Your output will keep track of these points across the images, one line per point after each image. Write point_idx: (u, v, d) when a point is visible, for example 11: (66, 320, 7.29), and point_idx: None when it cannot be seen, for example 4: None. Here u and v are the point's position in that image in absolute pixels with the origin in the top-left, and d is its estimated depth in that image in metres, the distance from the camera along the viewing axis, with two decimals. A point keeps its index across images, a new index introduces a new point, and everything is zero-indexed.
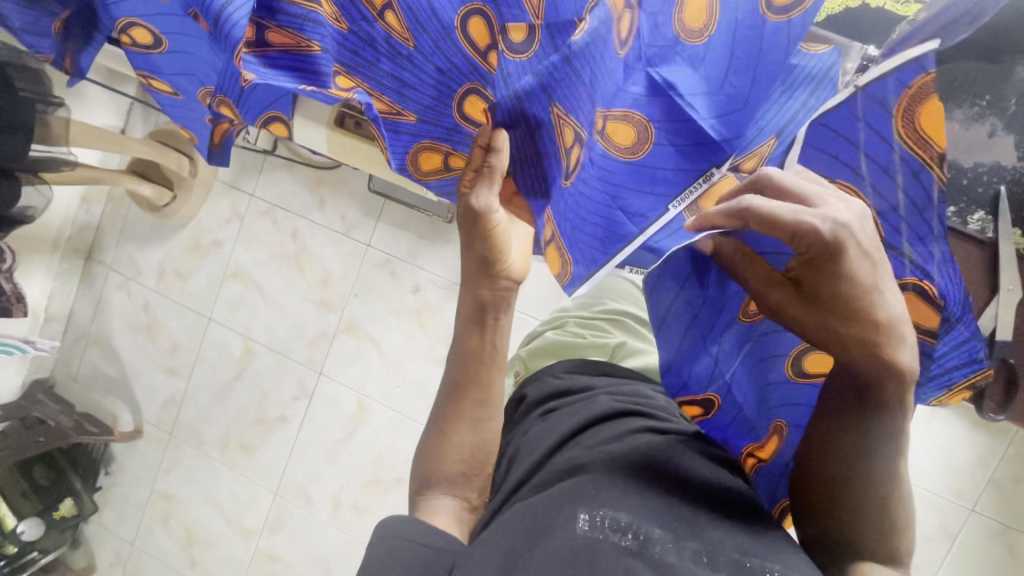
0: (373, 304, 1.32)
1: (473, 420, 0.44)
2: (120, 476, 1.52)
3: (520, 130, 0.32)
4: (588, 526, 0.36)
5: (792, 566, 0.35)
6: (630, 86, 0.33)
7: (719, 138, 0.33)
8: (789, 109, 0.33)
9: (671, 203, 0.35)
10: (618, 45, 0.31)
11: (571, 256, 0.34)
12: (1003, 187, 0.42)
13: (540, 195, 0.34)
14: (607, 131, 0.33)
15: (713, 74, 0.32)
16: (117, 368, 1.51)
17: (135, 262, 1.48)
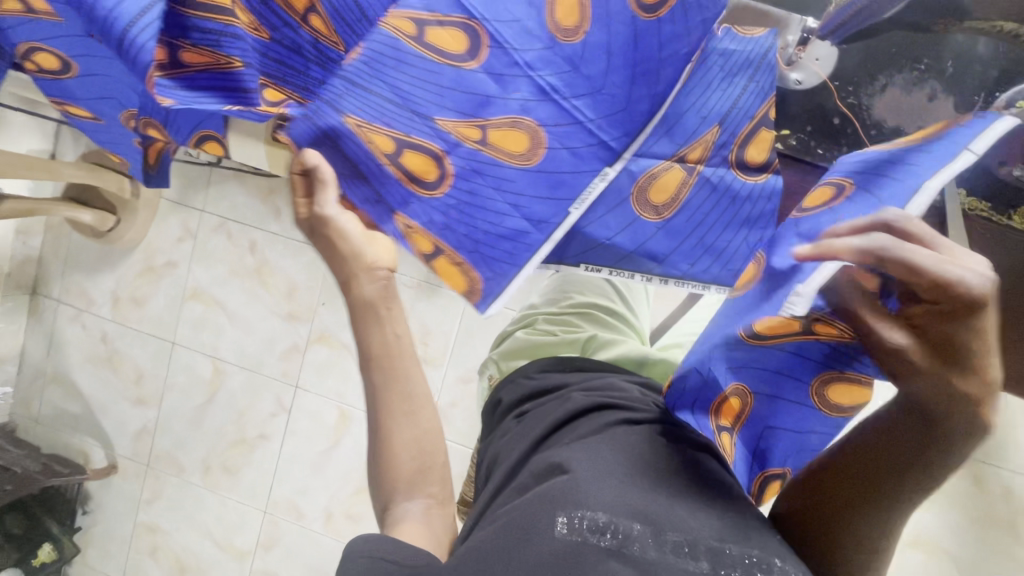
0: (343, 311, 1.29)
1: (405, 414, 0.45)
2: (99, 513, 1.46)
3: (329, 146, 0.37)
4: (566, 528, 0.35)
5: (768, 549, 0.36)
6: (512, 92, 0.36)
7: (608, 138, 0.39)
8: (728, 97, 0.43)
9: (574, 206, 0.40)
10: (459, 59, 0.35)
11: (477, 270, 0.40)
12: None
13: (376, 201, 0.39)
14: (490, 140, 0.37)
15: (594, 74, 0.37)
16: (81, 405, 1.44)
17: (85, 292, 1.41)
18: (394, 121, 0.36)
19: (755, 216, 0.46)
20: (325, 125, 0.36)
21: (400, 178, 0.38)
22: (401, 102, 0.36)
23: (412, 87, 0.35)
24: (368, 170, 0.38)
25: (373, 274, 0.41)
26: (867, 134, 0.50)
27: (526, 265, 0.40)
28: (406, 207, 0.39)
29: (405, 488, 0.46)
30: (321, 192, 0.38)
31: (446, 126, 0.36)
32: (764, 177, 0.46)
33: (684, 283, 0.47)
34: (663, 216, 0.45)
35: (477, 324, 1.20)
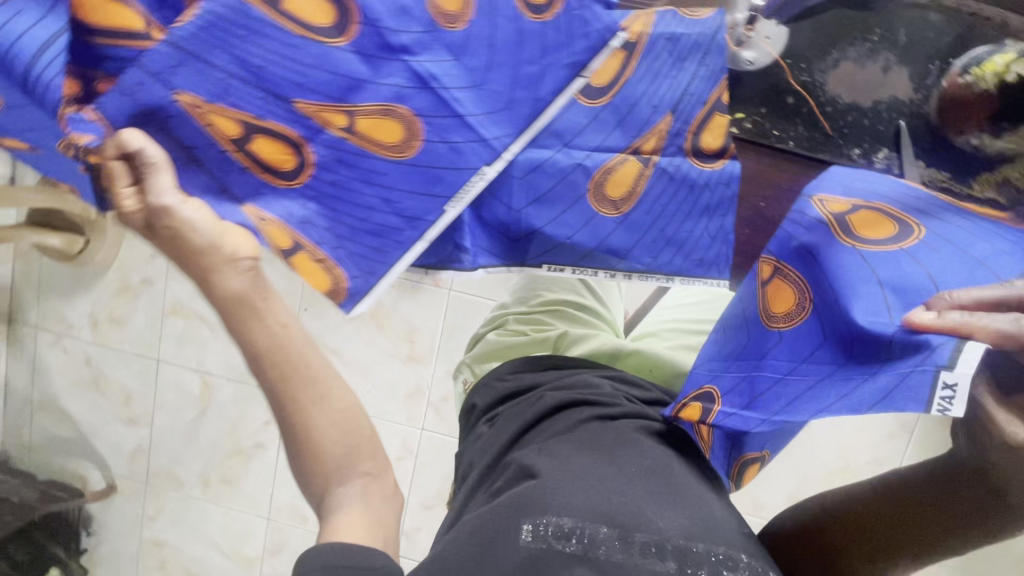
0: (325, 315, 1.20)
1: (314, 398, 0.43)
2: (104, 534, 1.47)
3: (155, 128, 0.32)
4: (531, 535, 0.33)
5: (732, 544, 0.35)
6: (384, 76, 0.34)
7: (490, 134, 0.38)
8: (678, 86, 0.43)
9: (448, 205, 0.38)
10: (325, 33, 0.32)
11: (341, 268, 0.37)
12: (902, 121, 0.47)
13: (220, 191, 0.35)
14: (358, 128, 0.35)
15: (476, 67, 0.37)
16: (73, 429, 1.43)
17: (63, 317, 1.39)
18: (240, 102, 0.32)
19: (715, 203, 0.46)
20: (151, 102, 0.31)
21: (248, 167, 0.34)
22: (251, 79, 0.32)
23: (267, 63, 0.31)
24: (201, 156, 0.33)
25: (237, 266, 0.37)
26: (822, 112, 0.48)
27: (398, 262, 0.37)
28: (258, 198, 0.35)
29: (338, 476, 0.44)
30: (153, 177, 0.33)
31: (305, 110, 0.33)
32: (722, 163, 0.45)
33: (648, 278, 0.46)
34: (621, 211, 0.45)
35: (462, 317, 1.19)
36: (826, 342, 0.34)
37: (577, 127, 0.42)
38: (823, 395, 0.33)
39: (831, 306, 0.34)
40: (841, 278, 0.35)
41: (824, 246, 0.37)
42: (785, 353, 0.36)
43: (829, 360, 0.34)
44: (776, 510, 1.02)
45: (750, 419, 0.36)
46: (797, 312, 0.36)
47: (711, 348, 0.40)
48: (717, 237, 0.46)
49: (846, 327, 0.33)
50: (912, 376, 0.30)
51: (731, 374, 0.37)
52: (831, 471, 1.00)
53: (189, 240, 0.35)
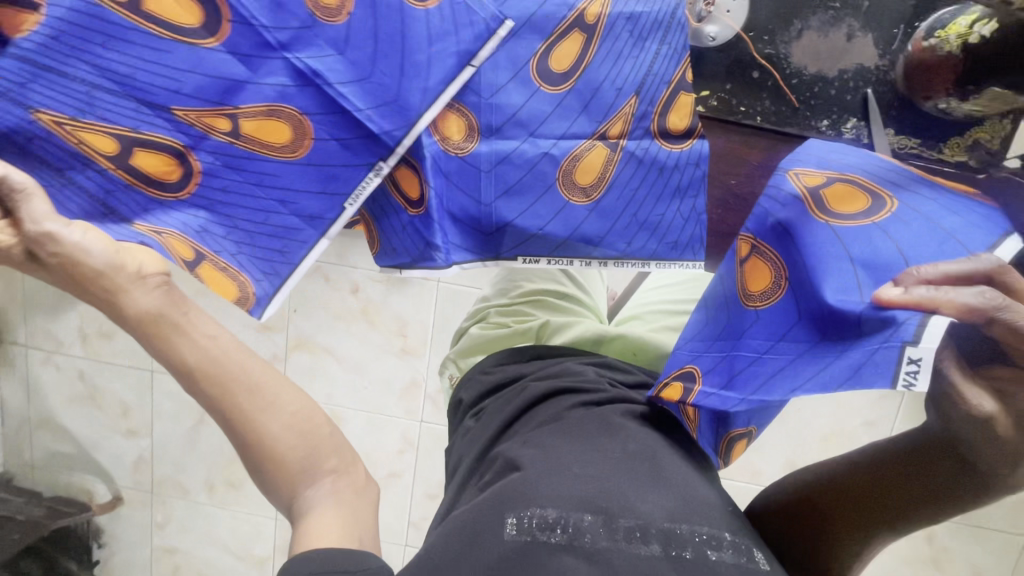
0: (314, 315, 1.21)
1: (266, 402, 0.43)
2: (114, 544, 1.48)
3: (24, 153, 0.36)
4: (515, 529, 0.32)
5: (719, 524, 0.34)
6: (266, 75, 0.37)
7: (381, 129, 0.39)
8: (640, 66, 0.43)
9: (347, 202, 0.41)
10: (195, 35, 0.35)
11: (245, 274, 0.41)
12: (868, 90, 0.47)
13: (106, 211, 0.38)
14: (243, 130, 0.38)
15: (361, 60, 0.38)
16: (74, 445, 1.43)
17: (52, 334, 1.36)
18: (112, 114, 0.36)
19: (685, 184, 0.45)
20: (10, 125, 0.34)
21: (131, 182, 0.38)
22: (120, 90, 0.35)
23: (135, 70, 0.35)
24: (78, 177, 0.37)
25: (146, 283, 0.39)
26: (788, 84, 0.48)
27: (303, 263, 0.41)
28: (147, 214, 0.39)
29: (304, 479, 0.44)
30: (26, 205, 0.35)
31: (183, 117, 0.37)
32: (689, 144, 0.45)
33: (624, 264, 0.46)
34: (592, 198, 0.44)
35: (452, 309, 1.18)
36: (801, 321, 0.34)
37: (542, 116, 0.43)
38: (797, 373, 0.33)
39: (804, 286, 0.34)
40: (814, 255, 0.34)
41: (799, 223, 0.36)
42: (762, 332, 0.36)
43: (805, 338, 0.34)
44: (773, 477, 1.03)
45: (728, 399, 0.36)
46: (773, 291, 0.36)
47: (691, 329, 0.41)
48: (690, 218, 0.46)
49: (818, 306, 0.33)
50: (880, 352, 0.30)
51: (711, 355, 0.38)
52: (826, 435, 1.01)
53: (79, 263, 0.36)
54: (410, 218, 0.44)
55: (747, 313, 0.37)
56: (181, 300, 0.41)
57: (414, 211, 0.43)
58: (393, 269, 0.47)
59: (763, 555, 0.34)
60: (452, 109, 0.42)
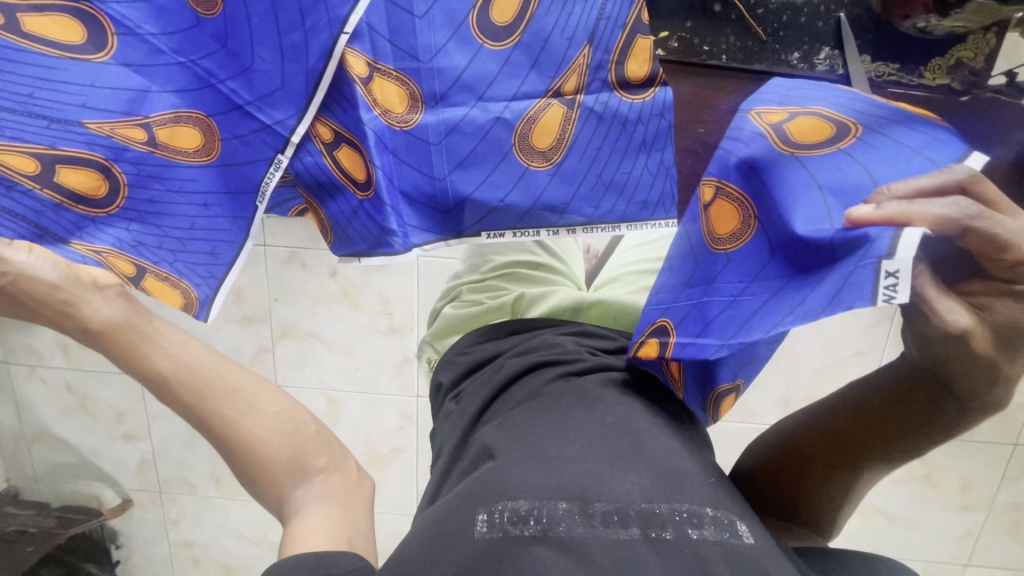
0: (296, 302, 1.18)
1: (241, 407, 0.45)
2: (132, 544, 1.50)
3: None
4: (487, 526, 0.31)
5: (701, 498, 0.32)
6: (160, 82, 0.36)
7: (277, 118, 0.39)
8: (591, 12, 0.39)
9: (257, 202, 0.41)
10: (83, 50, 0.34)
11: (185, 280, 0.42)
12: (841, 14, 0.43)
13: (42, 235, 0.38)
14: (159, 139, 0.38)
15: (242, 50, 0.37)
16: (73, 455, 1.40)
17: (32, 348, 1.28)
18: (22, 133, 0.34)
19: (651, 137, 0.42)
20: None
21: (61, 202, 0.37)
22: (23, 110, 0.34)
23: (32, 89, 0.34)
24: (3, 201, 0.36)
25: (105, 292, 0.42)
26: (752, 16, 0.44)
27: (236, 261, 0.42)
28: (81, 233, 0.38)
29: (293, 475, 0.46)
30: None
31: (99, 130, 0.36)
32: (653, 92, 0.41)
33: (594, 229, 0.43)
34: (553, 161, 0.41)
35: (435, 281, 1.14)
36: (774, 258, 0.31)
37: (489, 77, 0.39)
38: (774, 311, 0.30)
39: (775, 221, 0.32)
40: (785, 188, 0.32)
41: (769, 159, 0.33)
42: (734, 275, 0.33)
43: (778, 275, 0.31)
44: (768, 415, 1.05)
45: (705, 346, 0.33)
46: (743, 230, 0.33)
47: (662, 276, 0.38)
48: (659, 174, 0.42)
49: (789, 241, 0.31)
50: (856, 273, 0.27)
51: (680, 304, 0.35)
52: (818, 369, 1.01)
53: (29, 280, 0.39)
54: (360, 201, 0.41)
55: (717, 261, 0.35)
56: (143, 309, 0.45)
57: (363, 195, 0.41)
58: (350, 258, 0.44)
59: (750, 527, 0.32)
60: (376, 73, 0.38)
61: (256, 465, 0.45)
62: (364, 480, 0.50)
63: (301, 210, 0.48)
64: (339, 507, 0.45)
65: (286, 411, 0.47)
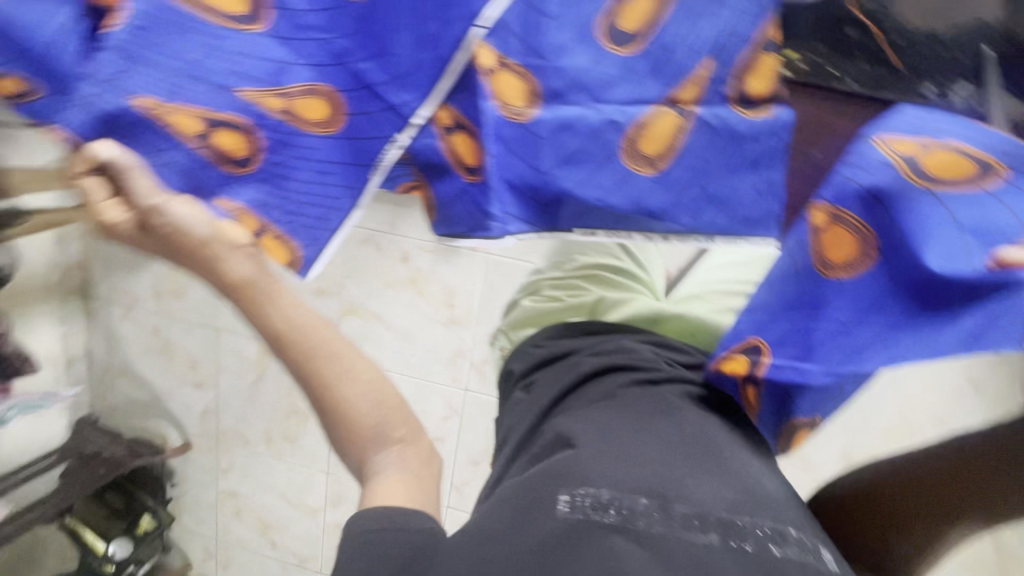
0: (366, 282, 1.24)
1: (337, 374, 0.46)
2: (185, 485, 1.58)
3: (120, 136, 0.40)
4: (569, 507, 0.31)
5: (782, 518, 0.32)
6: (302, 56, 0.40)
7: (401, 99, 0.42)
8: (721, 25, 0.39)
9: (371, 174, 0.44)
10: (241, 21, 0.39)
11: (293, 240, 0.45)
12: (987, 48, 0.42)
13: (196, 188, 0.43)
14: (293, 109, 0.41)
15: (381, 34, 0.40)
16: (149, 393, 1.52)
17: (131, 292, 1.42)
18: (194, 96, 0.39)
19: (758, 157, 0.42)
20: (111, 110, 0.39)
21: (212, 159, 0.42)
22: (193, 74, 0.39)
23: (202, 56, 0.39)
24: (172, 154, 0.41)
25: (240, 251, 0.44)
26: (887, 43, 0.45)
27: (342, 228, 0.46)
28: (225, 189, 0.43)
29: (376, 443, 0.46)
30: (132, 180, 0.40)
31: (250, 98, 0.40)
32: (772, 111, 0.42)
33: (688, 239, 0.43)
34: (659, 168, 0.42)
35: (499, 280, 1.17)
36: (895, 292, 0.32)
37: (607, 80, 0.41)
38: (898, 344, 0.32)
39: (901, 253, 0.31)
40: (915, 222, 0.31)
41: (900, 193, 0.32)
42: (846, 304, 0.33)
43: (901, 310, 0.32)
44: (826, 469, 0.99)
45: (808, 371, 0.34)
46: (859, 261, 0.33)
47: (757, 292, 0.38)
48: (765, 193, 0.43)
49: (917, 277, 0.31)
50: (1007, 316, 0.29)
51: (778, 325, 0.35)
52: (890, 431, 0.94)
53: (184, 230, 0.42)
54: (467, 184, 0.44)
55: (822, 284, 0.34)
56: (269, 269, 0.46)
57: (470, 178, 0.44)
58: (448, 238, 0.47)
59: (830, 553, 0.32)
60: (501, 69, 0.41)
61: (343, 427, 0.46)
62: (437, 459, 0.50)
63: (408, 188, 0.51)
64: (414, 480, 0.46)
65: (377, 381, 0.47)
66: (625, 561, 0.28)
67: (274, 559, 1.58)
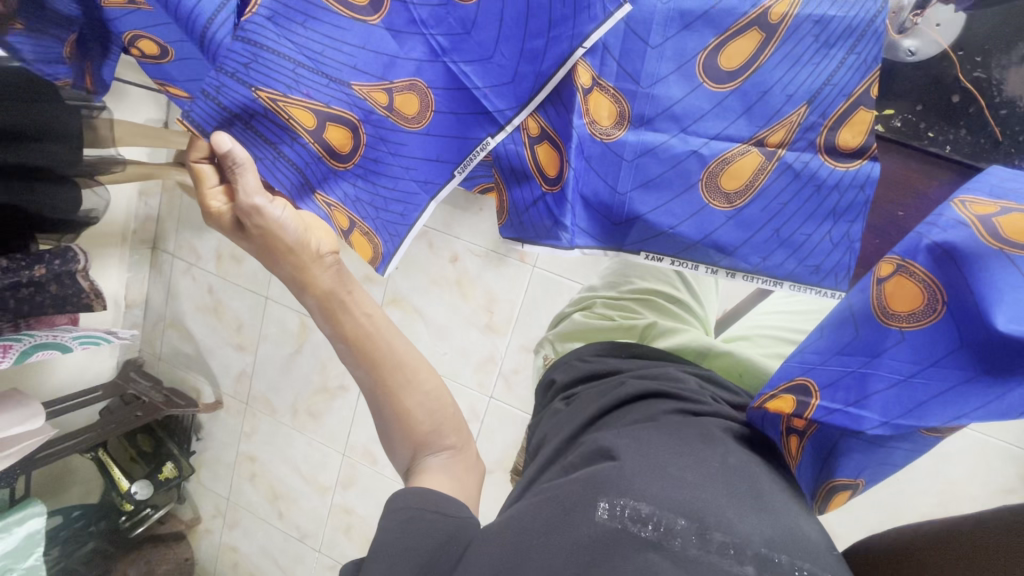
0: (413, 276, 1.28)
1: (404, 382, 0.51)
2: (209, 441, 1.62)
3: (239, 125, 0.42)
4: (607, 514, 0.32)
5: (823, 564, 0.32)
6: (408, 52, 0.41)
7: (497, 107, 0.43)
8: (821, 73, 0.40)
9: (456, 171, 0.47)
10: (362, 13, 0.39)
11: (377, 237, 0.51)
12: None
13: (300, 182, 0.47)
14: (394, 105, 0.44)
15: (485, 41, 0.41)
16: (193, 346, 1.56)
17: (194, 248, 1.46)
18: (314, 92, 0.41)
19: (842, 207, 0.43)
20: (237, 102, 0.40)
21: (321, 155, 0.45)
22: (313, 65, 0.40)
23: (323, 48, 0.40)
24: (287, 149, 0.44)
25: (321, 263, 0.49)
26: (994, 114, 0.45)
27: (416, 225, 0.50)
28: (326, 183, 0.48)
29: (427, 445, 0.51)
30: (241, 178, 0.43)
31: (361, 93, 0.42)
32: (859, 163, 0.42)
33: (752, 278, 0.46)
34: (735, 205, 0.44)
35: (541, 295, 1.18)
36: (961, 348, 0.30)
37: (699, 113, 0.42)
38: (960, 403, 0.31)
39: (969, 311, 0.30)
40: (985, 281, 0.29)
41: (969, 249, 0.30)
42: (906, 354, 0.32)
43: (963, 367, 0.30)
44: (850, 541, 0.95)
45: (862, 418, 0.33)
46: (925, 313, 0.32)
47: (811, 336, 0.38)
48: (840, 244, 0.44)
49: (984, 336, 0.29)
50: None
51: (830, 368, 0.35)
52: (924, 515, 0.90)
53: (276, 234, 0.45)
54: (544, 193, 0.46)
55: (887, 334, 0.33)
56: (346, 280, 0.51)
57: (548, 188, 0.45)
58: (516, 241, 0.50)
59: None
60: (596, 87, 0.42)
61: (400, 425, 0.51)
62: (480, 469, 0.53)
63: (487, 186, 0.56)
64: (459, 482, 0.49)
65: (437, 389, 0.52)
66: None
67: (279, 530, 1.58)
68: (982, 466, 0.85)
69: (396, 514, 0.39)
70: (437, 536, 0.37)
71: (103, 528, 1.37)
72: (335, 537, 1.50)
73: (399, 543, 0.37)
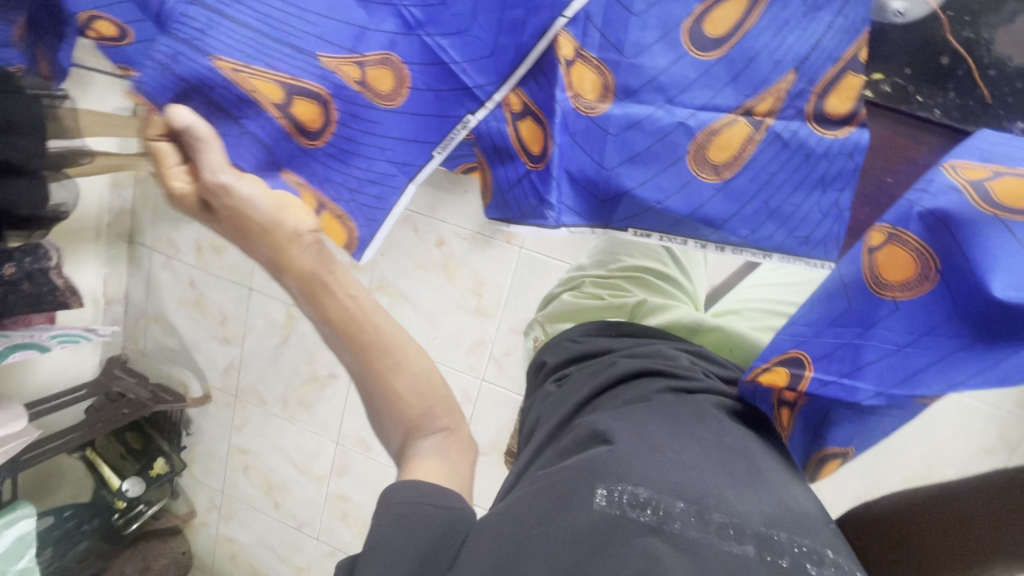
0: (399, 261, 1.26)
1: (391, 366, 0.49)
2: (199, 436, 1.60)
3: (198, 98, 0.40)
4: (605, 501, 0.32)
5: (821, 540, 0.32)
6: (377, 24, 0.40)
7: (475, 82, 0.42)
8: (808, 38, 0.39)
9: (434, 150, 0.46)
10: None
11: (353, 221, 0.48)
12: None
13: (267, 161, 0.44)
14: (368, 79, 0.41)
15: (462, 13, 0.39)
16: (177, 340, 1.53)
17: (172, 241, 1.42)
18: (277, 62, 0.40)
19: (832, 175, 0.43)
20: (193, 72, 0.39)
21: (289, 130, 0.43)
22: (275, 35, 0.39)
23: (284, 16, 0.38)
24: (251, 125, 0.42)
25: (302, 242, 0.46)
26: (983, 76, 0.44)
27: (395, 207, 0.48)
28: (294, 162, 0.45)
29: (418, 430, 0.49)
30: (203, 155, 0.41)
31: (330, 65, 0.40)
32: (849, 129, 0.43)
33: (741, 251, 0.45)
34: (723, 177, 0.43)
35: (530, 276, 1.17)
36: (956, 317, 0.30)
37: (684, 82, 0.40)
38: (952, 371, 0.31)
39: (964, 279, 0.29)
40: (980, 248, 0.29)
41: (964, 217, 0.29)
42: (900, 325, 0.32)
43: (958, 336, 0.30)
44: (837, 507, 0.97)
45: (856, 389, 0.34)
46: (917, 282, 0.31)
47: (804, 307, 0.37)
48: (829, 214, 0.44)
49: (980, 305, 0.29)
50: None
51: (824, 341, 0.34)
52: (908, 479, 0.92)
53: (248, 212, 0.43)
54: (529, 171, 0.45)
55: (879, 305, 0.32)
56: (328, 259, 0.48)
57: (533, 166, 0.45)
58: (502, 221, 0.49)
59: None
60: (579, 59, 0.41)
61: (392, 413, 0.50)
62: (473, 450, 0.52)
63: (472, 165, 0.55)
64: (453, 468, 0.48)
65: (429, 373, 0.51)
66: (659, 561, 0.29)
67: (276, 520, 1.58)
68: (964, 431, 0.87)
69: (392, 510, 0.38)
70: (435, 529, 0.37)
71: (97, 525, 1.37)
72: (332, 524, 1.50)
73: (398, 540, 0.36)
